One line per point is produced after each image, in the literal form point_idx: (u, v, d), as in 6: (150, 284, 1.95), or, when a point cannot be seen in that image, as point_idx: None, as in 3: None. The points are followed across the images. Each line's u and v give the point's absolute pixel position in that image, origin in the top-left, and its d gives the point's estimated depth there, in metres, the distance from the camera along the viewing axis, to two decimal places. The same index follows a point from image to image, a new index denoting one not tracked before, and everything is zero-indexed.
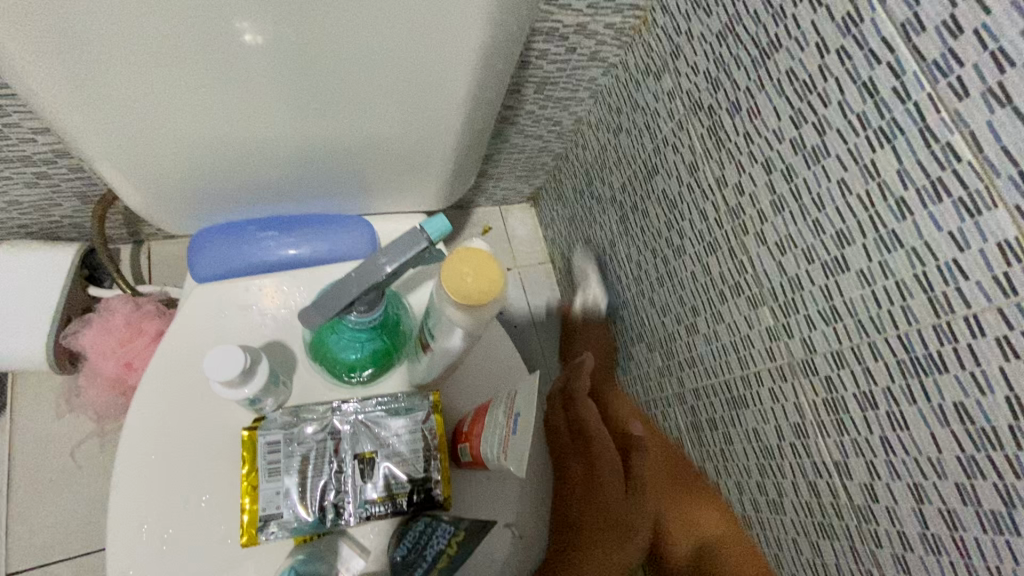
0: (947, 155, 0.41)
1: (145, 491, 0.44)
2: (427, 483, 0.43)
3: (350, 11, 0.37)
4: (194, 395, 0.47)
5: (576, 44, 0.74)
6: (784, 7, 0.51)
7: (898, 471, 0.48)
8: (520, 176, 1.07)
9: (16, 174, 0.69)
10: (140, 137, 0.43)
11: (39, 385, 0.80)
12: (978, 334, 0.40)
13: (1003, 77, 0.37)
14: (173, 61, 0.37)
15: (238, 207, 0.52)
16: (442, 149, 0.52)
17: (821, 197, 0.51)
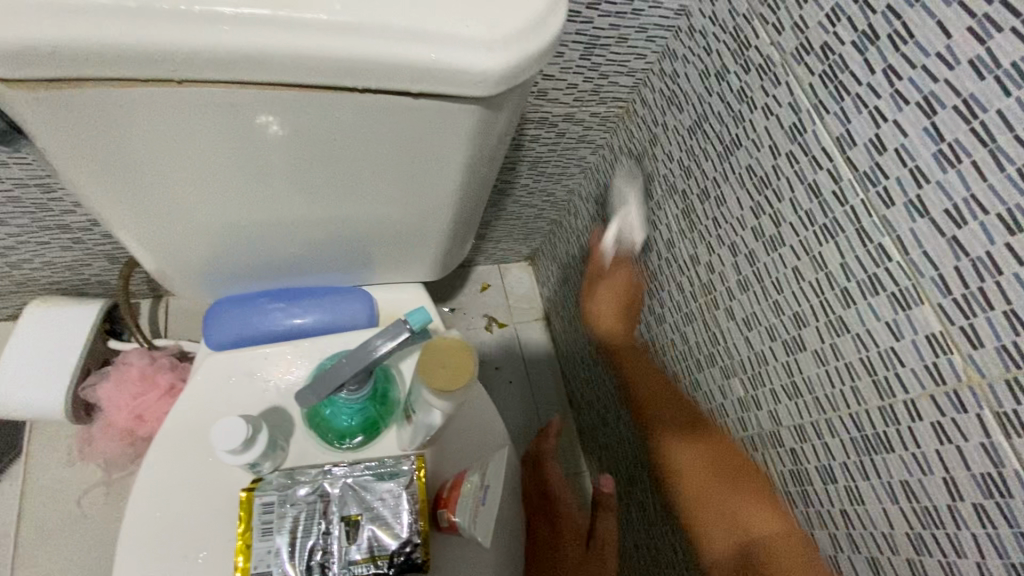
0: (879, 253, 0.45)
1: (150, 545, 0.46)
2: (406, 545, 0.46)
3: (354, 133, 0.41)
4: (199, 451, 0.49)
5: (564, 130, 0.82)
6: (742, 112, 0.58)
7: (858, 544, 0.50)
8: (518, 238, 1.14)
9: (54, 240, 0.77)
10: (165, 229, 0.48)
11: (54, 433, 0.84)
12: (916, 418, 0.44)
13: (919, 191, 0.42)
14: (197, 174, 0.42)
15: (251, 280, 0.58)
16: (435, 233, 0.57)
17: (779, 281, 0.56)
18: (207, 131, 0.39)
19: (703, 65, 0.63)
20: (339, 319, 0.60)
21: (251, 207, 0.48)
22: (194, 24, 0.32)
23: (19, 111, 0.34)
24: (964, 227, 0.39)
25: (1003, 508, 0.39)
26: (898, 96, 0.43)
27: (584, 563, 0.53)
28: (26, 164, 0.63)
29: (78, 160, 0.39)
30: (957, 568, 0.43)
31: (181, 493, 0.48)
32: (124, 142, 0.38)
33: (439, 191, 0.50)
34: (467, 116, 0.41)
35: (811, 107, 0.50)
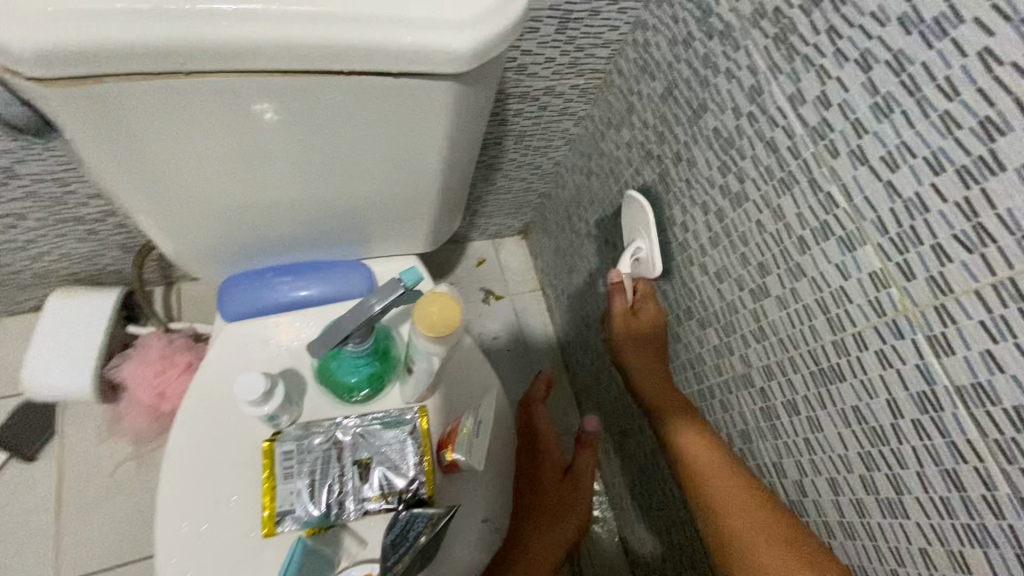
0: (828, 201, 0.49)
1: (186, 492, 0.51)
2: (413, 482, 0.53)
3: (343, 115, 0.46)
4: (225, 410, 0.54)
5: (546, 103, 0.86)
6: (707, 77, 0.62)
7: (819, 467, 0.56)
8: (510, 213, 1.18)
9: (71, 231, 0.81)
10: (177, 213, 0.53)
11: (84, 413, 0.91)
12: (863, 348, 0.48)
13: (860, 142, 0.46)
14: (204, 159, 0.47)
15: (260, 256, 0.63)
16: (425, 207, 0.62)
17: (744, 234, 0.60)
18: (211, 118, 0.43)
19: (671, 34, 0.66)
20: (342, 289, 0.65)
21: (256, 188, 0.52)
22: (192, 21, 0.36)
23: (46, 106, 0.38)
24: (897, 171, 0.43)
25: (936, 421, 0.43)
26: (840, 54, 0.46)
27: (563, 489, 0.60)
28: (42, 159, 0.67)
29: (100, 149, 0.43)
30: (900, 480, 0.47)
31: (209, 446, 0.52)
32: (141, 132, 0.42)
33: (425, 164, 0.54)
34: (445, 93, 0.45)
35: (766, 69, 0.54)
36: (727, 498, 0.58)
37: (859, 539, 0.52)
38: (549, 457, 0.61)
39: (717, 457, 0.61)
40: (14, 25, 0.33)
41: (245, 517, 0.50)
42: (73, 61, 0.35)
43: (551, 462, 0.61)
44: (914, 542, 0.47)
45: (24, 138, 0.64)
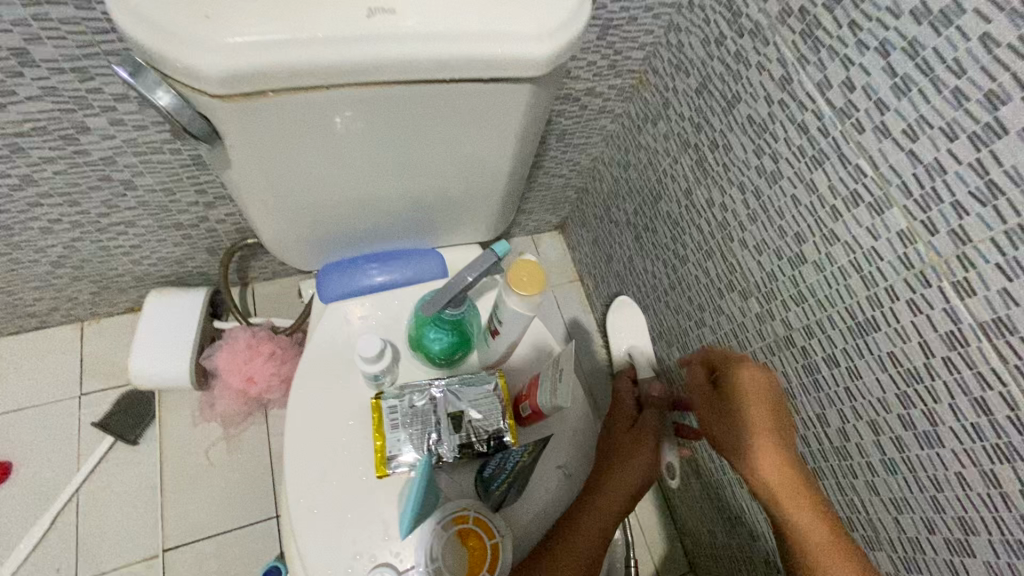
0: (857, 172, 0.56)
1: (309, 442, 0.60)
2: (500, 432, 0.61)
3: (439, 116, 0.54)
4: (336, 375, 0.64)
5: (587, 103, 0.94)
6: (741, 71, 0.69)
7: (859, 412, 0.62)
8: (548, 209, 1.26)
9: (170, 237, 0.92)
10: (290, 206, 0.62)
11: (179, 401, 1.01)
12: (895, 299, 0.55)
13: (883, 118, 0.53)
14: (322, 159, 0.56)
15: (352, 246, 0.73)
16: (494, 197, 0.71)
17: (781, 209, 0.67)
18: (335, 122, 0.51)
19: (704, 35, 0.74)
20: (422, 272, 0.74)
21: (357, 183, 0.61)
22: (333, 44, 0.43)
23: (214, 117, 0.47)
24: (917, 141, 0.50)
25: (964, 356, 0.50)
26: (861, 44, 0.53)
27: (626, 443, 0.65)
28: (156, 171, 0.77)
29: (246, 153, 0.52)
30: (935, 413, 0.54)
31: (327, 407, 0.62)
32: (281, 137, 0.51)
33: (497, 158, 0.62)
34: (523, 94, 0.53)
35: (795, 61, 0.61)
36: (773, 477, 0.57)
37: (899, 473, 0.58)
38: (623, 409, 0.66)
39: (777, 458, 0.57)
40: (202, 52, 0.41)
41: (360, 463, 0.60)
42: (247, 80, 0.43)
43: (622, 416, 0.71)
44: (951, 467, 0.53)
45: (145, 153, 0.74)
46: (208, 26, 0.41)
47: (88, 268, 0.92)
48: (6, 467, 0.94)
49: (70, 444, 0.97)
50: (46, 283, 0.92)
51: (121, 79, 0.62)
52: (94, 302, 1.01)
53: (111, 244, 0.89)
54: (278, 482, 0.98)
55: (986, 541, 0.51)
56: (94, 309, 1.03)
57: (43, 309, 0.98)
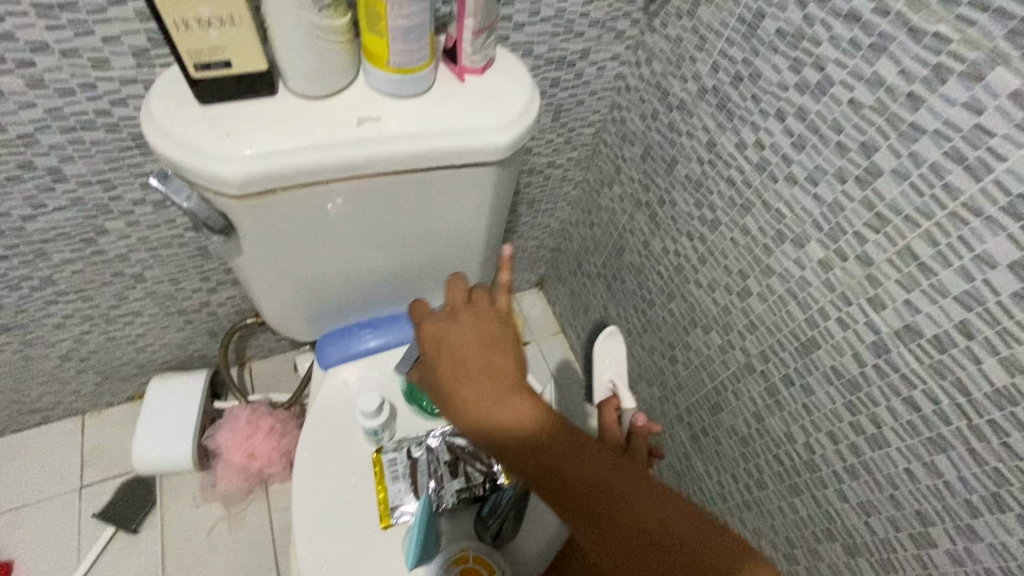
0: (778, 214, 0.66)
1: (316, 505, 0.63)
2: (493, 473, 0.65)
3: (419, 199, 0.63)
4: (338, 438, 0.68)
5: (550, 174, 1.06)
6: (674, 138, 0.81)
7: (818, 425, 0.68)
8: (526, 268, 1.36)
9: (173, 323, 0.98)
10: (292, 284, 0.70)
11: (179, 484, 1.02)
12: (827, 318, 0.63)
13: (789, 169, 0.64)
14: (322, 241, 0.64)
15: (346, 315, 0.79)
16: (473, 262, 0.79)
17: (724, 251, 0.77)
18: (331, 210, 0.60)
19: (641, 111, 0.87)
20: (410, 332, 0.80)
21: (351, 259, 0.70)
22: (333, 149, 0.53)
23: (230, 213, 0.55)
24: (818, 185, 0.61)
25: (888, 361, 0.57)
26: (763, 112, 0.65)
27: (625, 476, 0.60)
28: (165, 264, 0.85)
29: (256, 241, 0.60)
30: (876, 416, 0.60)
31: (331, 465, 0.66)
32: (285, 227, 0.59)
33: (472, 229, 0.72)
34: (490, 173, 0.63)
35: (716, 128, 0.73)
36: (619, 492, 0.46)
37: (861, 477, 0.64)
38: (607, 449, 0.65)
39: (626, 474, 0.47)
40: (226, 163, 0.50)
41: (365, 515, 0.63)
42: (262, 182, 0.52)
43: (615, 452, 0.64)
44: (899, 464, 0.59)
45: (156, 248, 0.82)
46: (229, 143, 0.50)
47: (94, 359, 0.97)
48: (6, 568, 0.93)
49: (70, 539, 0.97)
50: (53, 377, 0.96)
51: (141, 186, 0.72)
52: (97, 393, 1.05)
53: (118, 334, 0.94)
54: (281, 557, 0.98)
55: (942, 529, 0.56)
56: (96, 400, 1.06)
57: (48, 403, 1.01)
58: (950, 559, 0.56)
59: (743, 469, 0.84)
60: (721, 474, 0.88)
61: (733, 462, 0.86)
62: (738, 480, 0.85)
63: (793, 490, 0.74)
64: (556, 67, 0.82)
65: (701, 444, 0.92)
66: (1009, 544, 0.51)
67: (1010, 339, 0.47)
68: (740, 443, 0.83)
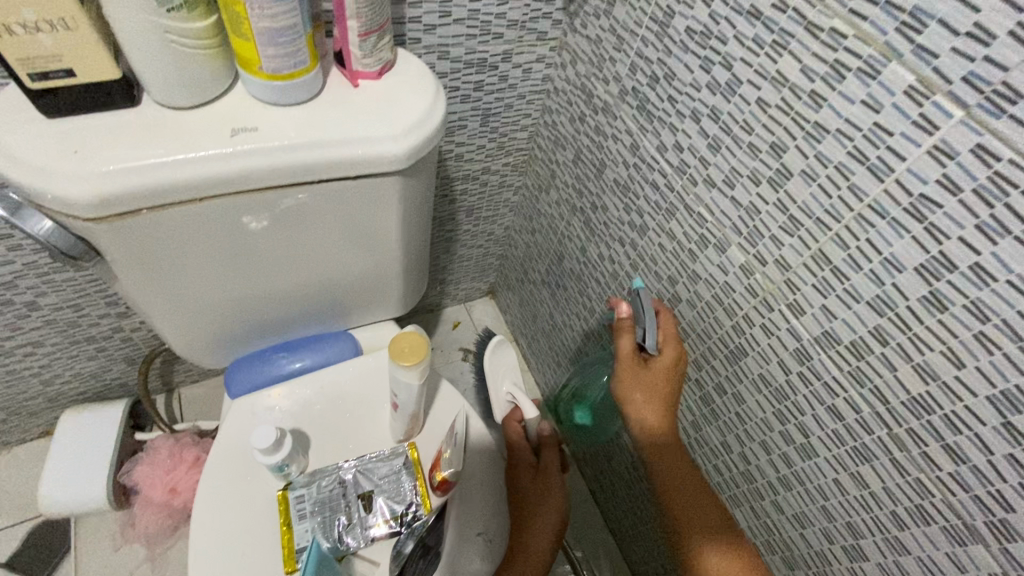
0: (700, 219, 0.64)
1: (214, 550, 0.58)
2: (409, 505, 0.63)
3: (316, 213, 0.59)
4: (242, 475, 0.63)
5: (486, 180, 1.02)
6: (601, 142, 0.79)
7: (751, 434, 0.66)
8: (475, 277, 1.32)
9: (82, 352, 0.91)
10: (188, 309, 0.65)
11: (97, 525, 0.95)
12: (752, 325, 0.61)
13: (707, 172, 0.61)
14: (212, 262, 0.59)
15: (260, 339, 0.75)
16: (394, 277, 0.75)
17: (654, 257, 0.74)
18: (215, 228, 0.55)
19: (570, 114, 0.84)
20: (331, 355, 0.77)
21: (251, 281, 0.65)
22: (201, 163, 0.48)
23: (92, 237, 0.50)
24: (734, 188, 0.58)
25: (811, 369, 0.55)
26: (679, 113, 0.63)
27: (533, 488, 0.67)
28: (62, 289, 0.78)
29: (131, 266, 0.54)
30: (804, 425, 0.58)
31: (233, 505, 0.61)
32: (163, 249, 0.54)
33: (385, 242, 0.67)
34: (393, 184, 0.59)
35: (638, 130, 0.71)
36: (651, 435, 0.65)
37: (794, 488, 0.62)
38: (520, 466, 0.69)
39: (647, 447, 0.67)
40: (72, 183, 0.45)
41: (270, 560, 0.59)
42: (119, 202, 0.47)
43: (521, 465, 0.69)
44: (827, 474, 0.57)
45: (47, 274, 0.75)
46: (76, 159, 0.45)
47: None
48: None
49: None
50: None
51: None
52: (3, 430, 0.97)
53: (18, 366, 0.87)
54: None
55: (871, 541, 0.54)
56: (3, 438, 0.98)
57: None
58: (882, 571, 0.54)
59: None
60: None
61: None
62: None
63: (733, 501, 0.72)
64: (476, 70, 0.79)
65: None
66: (937, 559, 0.49)
67: (921, 345, 0.45)
68: None
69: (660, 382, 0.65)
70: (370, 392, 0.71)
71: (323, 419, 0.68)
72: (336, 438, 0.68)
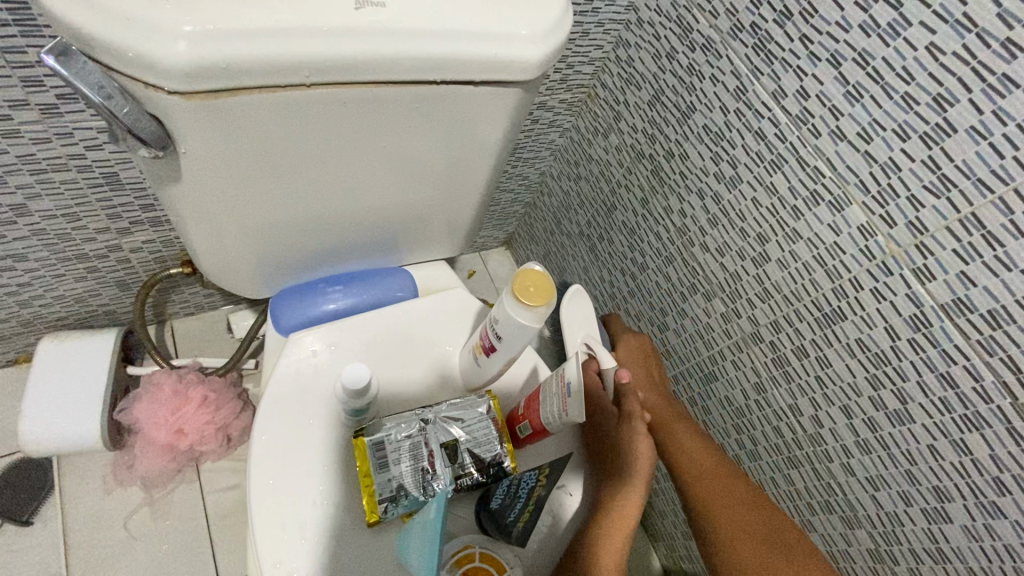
0: (815, 173, 0.61)
1: (280, 496, 0.53)
2: (497, 458, 0.56)
3: (420, 121, 0.51)
4: (305, 416, 0.57)
5: (538, 117, 0.94)
6: (693, 83, 0.73)
7: (830, 399, 0.65)
8: (496, 224, 1.25)
9: (70, 271, 0.78)
10: (242, 226, 0.55)
11: (84, 465, 0.85)
12: (860, 289, 0.59)
13: (838, 123, 0.57)
14: (289, 170, 0.50)
15: (311, 269, 0.66)
16: (466, 210, 0.67)
17: (742, 213, 0.71)
18: (308, 126, 0.46)
19: (655, 49, 0.77)
20: (388, 293, 0.69)
21: (322, 199, 0.56)
22: (321, 39, 0.39)
23: (168, 121, 0.40)
24: (871, 142, 0.55)
25: (928, 336, 0.54)
26: (813, 55, 0.58)
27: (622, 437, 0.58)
28: (57, 193, 0.65)
29: (203, 163, 0.45)
30: (903, 391, 0.58)
31: (296, 452, 0.55)
32: (244, 145, 0.44)
33: (474, 168, 0.60)
34: (508, 98, 0.51)
35: (749, 72, 0.65)
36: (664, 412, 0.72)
37: (874, 452, 0.62)
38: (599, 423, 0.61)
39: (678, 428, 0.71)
40: (165, 40, 0.35)
41: (344, 511, 0.54)
42: (219, 74, 0.37)
43: (605, 415, 0.61)
44: (922, 440, 0.57)
45: (44, 172, 0.62)
46: (169, 10, 0.35)
47: None
48: None
49: None
50: None
51: (19, 81, 0.52)
52: None
53: None
54: (220, 546, 0.85)
55: (961, 505, 0.55)
56: None
57: None
58: (966, 533, 0.56)
59: (733, 441, 0.81)
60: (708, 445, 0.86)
61: (721, 434, 0.83)
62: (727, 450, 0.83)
63: (793, 461, 0.73)
64: None
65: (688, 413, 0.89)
66: None
67: None
68: (733, 415, 0.80)
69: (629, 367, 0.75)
70: (437, 336, 0.65)
71: (388, 363, 0.62)
72: (405, 381, 0.63)
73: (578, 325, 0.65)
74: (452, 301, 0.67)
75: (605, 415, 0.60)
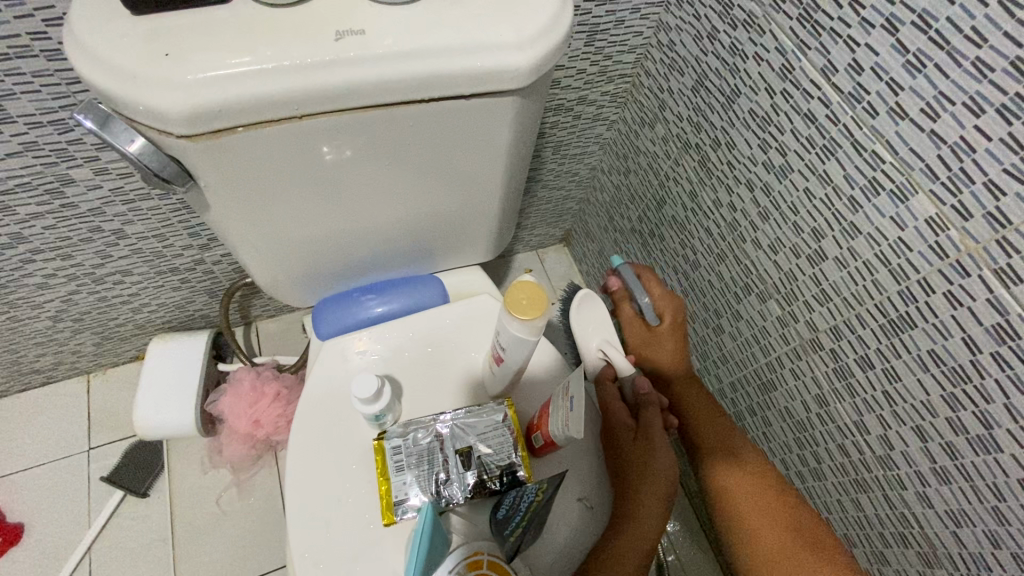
0: (873, 158, 0.52)
1: (312, 488, 0.57)
2: (511, 466, 0.57)
3: (421, 140, 0.52)
4: (336, 417, 0.61)
5: (580, 112, 0.91)
6: (736, 64, 0.65)
7: (902, 417, 0.57)
8: (551, 222, 1.23)
9: (167, 282, 0.90)
10: (275, 248, 0.60)
11: (188, 448, 0.99)
12: (930, 293, 0.50)
13: (896, 99, 0.49)
14: (306, 195, 0.53)
15: (346, 280, 0.70)
16: (489, 217, 0.67)
17: (794, 205, 0.63)
18: (308, 153, 0.48)
19: (696, 30, 0.70)
20: (419, 300, 0.72)
21: (344, 218, 0.59)
22: (306, 74, 0.42)
23: (187, 161, 0.45)
24: (938, 120, 0.46)
25: (1016, 350, 0.45)
26: (865, 22, 0.49)
27: (638, 451, 0.59)
28: (146, 218, 0.76)
29: (225, 193, 0.49)
30: (988, 414, 0.49)
31: (327, 450, 0.59)
32: (255, 175, 0.48)
33: (488, 177, 0.60)
34: (508, 107, 0.51)
35: (794, 47, 0.57)
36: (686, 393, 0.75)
37: (954, 482, 0.54)
38: (617, 430, 0.61)
39: (712, 414, 0.73)
40: (166, 91, 0.39)
41: (367, 510, 0.57)
42: (216, 116, 0.41)
43: (621, 429, 0.61)
44: (1011, 473, 0.48)
45: (131, 201, 0.72)
46: (167, 64, 0.40)
47: (89, 320, 0.91)
48: (17, 529, 0.91)
49: (80, 502, 0.95)
50: (48, 338, 0.90)
51: None
52: (98, 353, 1.00)
53: (109, 294, 0.87)
54: None
55: None
56: (98, 361, 1.02)
57: (48, 364, 0.97)
58: None
59: (796, 456, 0.75)
60: (771, 458, 0.79)
61: (784, 448, 0.76)
62: (791, 466, 0.77)
63: (864, 483, 0.65)
64: None
65: (746, 423, 0.83)
66: None
67: None
68: (795, 428, 0.73)
69: (660, 342, 0.75)
70: (462, 342, 0.66)
71: (414, 368, 0.64)
72: (429, 389, 0.64)
73: (591, 327, 0.71)
74: (476, 307, 0.67)
75: (621, 429, 0.61)
